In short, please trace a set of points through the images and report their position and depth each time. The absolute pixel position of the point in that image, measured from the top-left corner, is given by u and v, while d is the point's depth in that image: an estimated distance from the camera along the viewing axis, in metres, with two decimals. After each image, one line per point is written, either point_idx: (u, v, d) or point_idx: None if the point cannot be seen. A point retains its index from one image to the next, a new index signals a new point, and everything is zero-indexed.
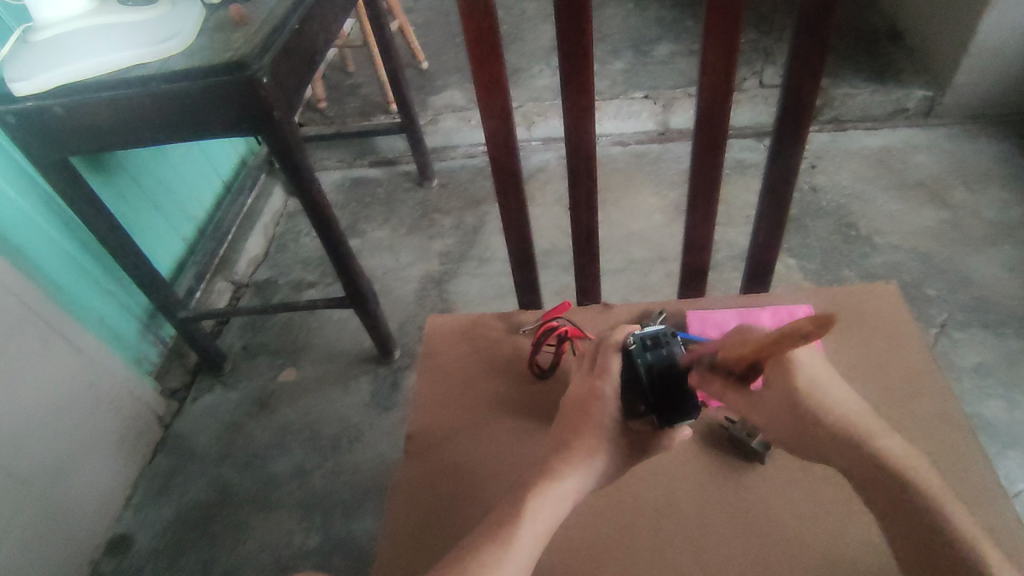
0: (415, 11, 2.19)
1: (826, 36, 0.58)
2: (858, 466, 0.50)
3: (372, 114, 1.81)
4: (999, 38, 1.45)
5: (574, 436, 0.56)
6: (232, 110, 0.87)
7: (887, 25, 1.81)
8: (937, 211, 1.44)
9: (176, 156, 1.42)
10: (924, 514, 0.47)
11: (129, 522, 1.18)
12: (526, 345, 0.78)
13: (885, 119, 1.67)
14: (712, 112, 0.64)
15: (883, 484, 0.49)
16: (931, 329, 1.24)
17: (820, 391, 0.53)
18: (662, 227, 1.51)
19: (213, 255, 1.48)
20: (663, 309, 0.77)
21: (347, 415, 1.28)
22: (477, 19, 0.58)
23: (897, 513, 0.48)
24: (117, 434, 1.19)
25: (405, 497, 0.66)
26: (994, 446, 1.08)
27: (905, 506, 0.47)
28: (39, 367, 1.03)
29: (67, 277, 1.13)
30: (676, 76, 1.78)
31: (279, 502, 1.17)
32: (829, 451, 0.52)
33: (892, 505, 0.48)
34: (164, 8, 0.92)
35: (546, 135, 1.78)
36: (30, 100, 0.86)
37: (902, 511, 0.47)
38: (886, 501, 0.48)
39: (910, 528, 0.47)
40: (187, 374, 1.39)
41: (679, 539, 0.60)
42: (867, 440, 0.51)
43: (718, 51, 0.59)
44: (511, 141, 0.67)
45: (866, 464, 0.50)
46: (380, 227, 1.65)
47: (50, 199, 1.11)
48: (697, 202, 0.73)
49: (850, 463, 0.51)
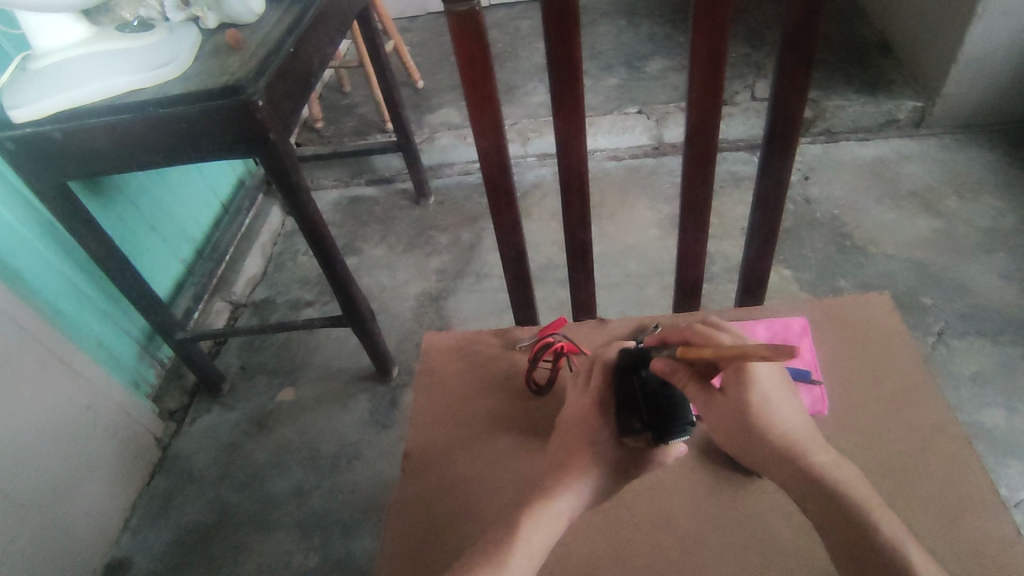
0: (410, 31, 2.22)
1: (810, 53, 0.59)
2: (801, 485, 0.51)
3: (368, 133, 1.83)
4: (986, 48, 1.48)
5: (568, 454, 0.56)
6: (229, 133, 0.88)
7: (876, 37, 1.84)
8: (931, 220, 1.45)
9: (174, 178, 1.43)
10: (856, 526, 0.48)
11: (127, 546, 1.17)
12: (522, 361, 0.78)
13: (877, 130, 1.69)
14: (700, 127, 0.65)
15: (791, 467, 0.52)
16: (927, 338, 1.24)
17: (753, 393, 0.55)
18: (658, 241, 1.52)
19: (212, 275, 1.49)
20: (658, 323, 0.77)
21: (346, 434, 1.28)
22: (468, 41, 0.58)
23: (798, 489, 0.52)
24: (115, 457, 1.18)
25: (403, 516, 0.66)
26: (994, 455, 1.08)
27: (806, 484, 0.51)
28: (37, 392, 1.03)
29: (65, 300, 1.13)
30: (668, 91, 1.80)
31: (277, 522, 1.17)
32: (771, 467, 0.54)
33: (799, 485, 0.51)
34: (161, 35, 0.94)
35: (541, 151, 1.80)
36: (29, 126, 0.87)
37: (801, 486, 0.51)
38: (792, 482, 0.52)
39: (816, 503, 0.50)
40: (185, 395, 1.38)
41: (674, 555, 0.59)
42: (769, 424, 0.54)
43: (706, 68, 0.60)
44: (503, 160, 0.68)
45: (773, 452, 0.53)
46: (377, 245, 1.66)
47: (49, 223, 1.11)
48: (689, 216, 0.74)
49: (791, 483, 0.52)
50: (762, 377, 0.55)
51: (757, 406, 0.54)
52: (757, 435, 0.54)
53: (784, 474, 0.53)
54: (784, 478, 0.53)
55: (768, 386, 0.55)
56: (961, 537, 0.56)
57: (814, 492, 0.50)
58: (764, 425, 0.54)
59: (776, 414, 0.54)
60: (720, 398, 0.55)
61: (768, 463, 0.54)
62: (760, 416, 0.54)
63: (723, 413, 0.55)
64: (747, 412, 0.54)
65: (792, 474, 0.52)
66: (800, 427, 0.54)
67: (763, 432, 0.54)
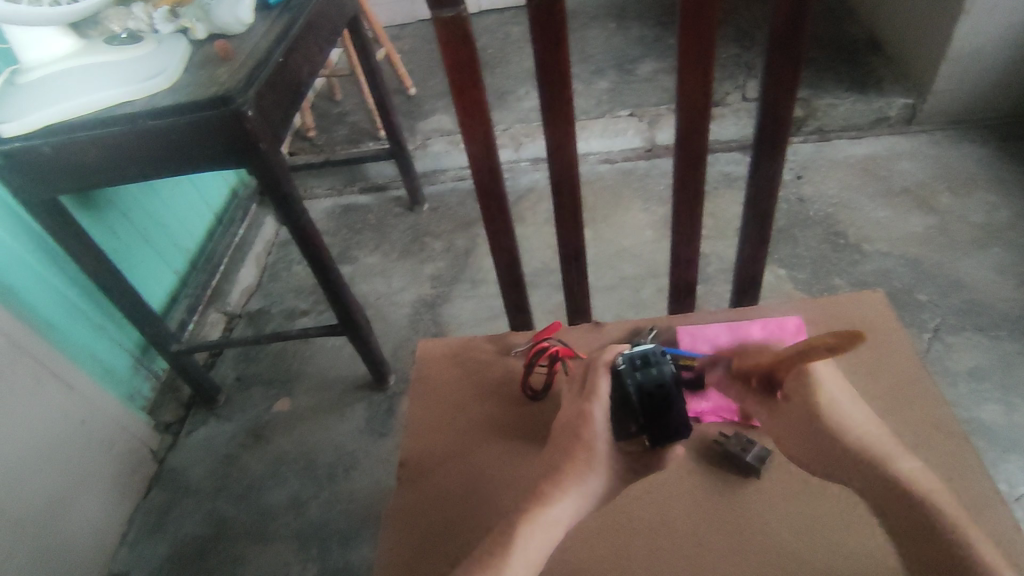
0: (401, 39, 2.22)
1: (797, 53, 0.59)
2: (879, 486, 0.54)
3: (361, 141, 1.83)
4: (975, 44, 1.48)
5: (564, 461, 0.56)
6: (219, 144, 0.88)
7: (865, 36, 1.85)
8: (924, 217, 1.46)
9: (167, 190, 1.43)
10: (929, 522, 0.50)
11: (124, 560, 1.16)
12: (517, 366, 0.78)
13: (868, 128, 1.69)
14: (690, 129, 0.65)
15: (870, 474, 0.54)
16: (923, 334, 1.24)
17: (829, 399, 0.59)
18: (652, 242, 1.52)
19: (206, 286, 1.50)
20: (653, 326, 0.76)
21: (343, 443, 1.27)
22: (455, 47, 0.58)
23: (879, 492, 0.54)
24: (111, 471, 1.17)
25: (399, 525, 0.65)
26: (992, 450, 1.07)
27: (887, 487, 0.53)
28: (31, 407, 1.02)
29: (58, 314, 1.12)
30: (660, 93, 1.80)
31: (275, 534, 1.16)
32: (841, 474, 0.56)
33: (879, 490, 0.53)
34: (150, 46, 0.94)
35: (534, 155, 1.80)
36: (17, 140, 0.86)
37: (881, 489, 0.53)
38: (870, 485, 0.54)
39: (901, 512, 0.52)
40: (180, 408, 1.37)
41: (673, 560, 0.59)
42: (848, 430, 0.57)
43: (694, 68, 0.60)
44: (494, 165, 0.68)
45: (852, 458, 0.55)
46: (372, 252, 1.65)
47: (40, 237, 1.10)
48: (682, 217, 0.74)
49: (870, 484, 0.54)
50: (831, 386, 0.60)
51: (824, 409, 0.58)
52: (823, 438, 0.57)
53: (863, 483, 0.54)
54: (867, 487, 0.54)
55: (833, 392, 0.59)
56: None
57: (893, 494, 0.53)
58: (828, 426, 0.57)
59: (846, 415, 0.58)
60: (782, 403, 0.59)
61: (839, 466, 0.56)
62: (834, 418, 0.57)
63: (788, 420, 0.59)
64: (815, 415, 0.58)
65: (873, 476, 0.54)
66: (872, 429, 0.57)
67: (839, 432, 0.57)
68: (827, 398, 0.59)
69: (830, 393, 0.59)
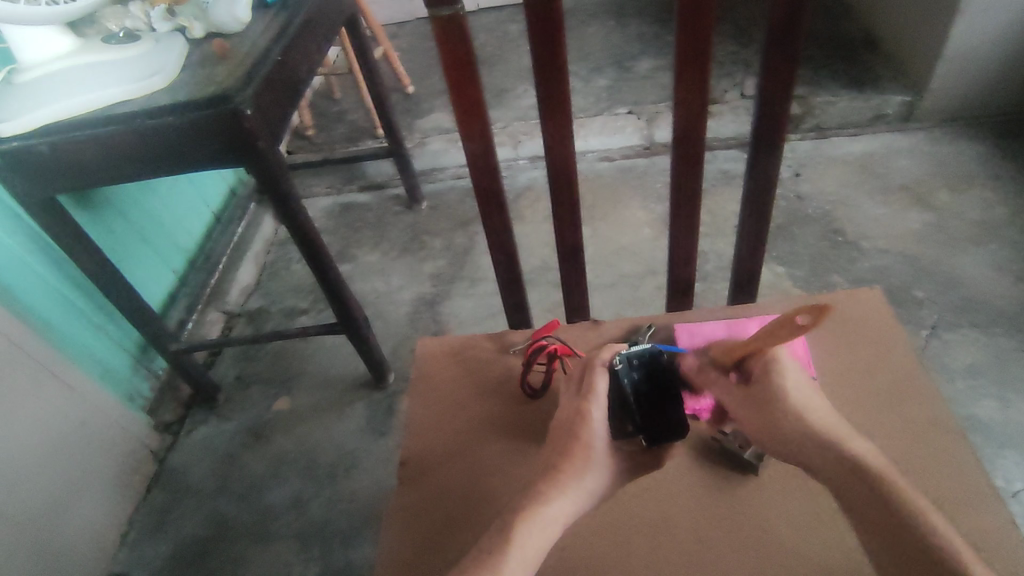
0: (399, 37, 2.22)
1: (794, 51, 0.59)
2: (839, 469, 0.53)
3: (359, 140, 1.82)
4: (972, 41, 1.48)
5: (563, 460, 0.56)
6: (217, 143, 0.88)
7: (863, 33, 1.85)
8: (922, 214, 1.46)
9: (165, 189, 1.43)
10: (882, 500, 0.50)
11: (125, 559, 1.16)
12: (516, 364, 0.78)
13: (866, 125, 1.69)
14: (687, 128, 0.65)
15: (829, 457, 0.54)
16: (921, 331, 1.25)
17: (785, 387, 0.59)
18: (651, 240, 1.52)
19: (204, 286, 1.49)
20: (651, 323, 0.77)
21: (343, 442, 1.27)
22: (453, 46, 0.58)
23: (853, 490, 0.51)
24: (111, 470, 1.18)
25: (400, 524, 0.66)
26: (990, 446, 1.08)
27: (851, 475, 0.52)
28: (31, 407, 1.02)
29: (57, 314, 1.12)
30: (658, 91, 1.80)
31: (276, 533, 1.16)
32: (803, 458, 0.55)
33: (845, 478, 0.52)
34: (148, 45, 0.94)
35: (532, 153, 1.80)
36: (16, 140, 0.86)
37: (856, 488, 0.51)
38: (832, 471, 0.53)
39: (868, 502, 0.50)
40: (180, 407, 1.37)
41: (673, 557, 0.59)
42: (804, 414, 0.57)
43: (692, 65, 0.60)
44: (493, 163, 0.68)
45: (813, 445, 0.55)
46: (370, 251, 1.65)
47: (39, 237, 1.10)
48: (680, 215, 0.74)
49: (830, 467, 0.53)
50: (793, 375, 0.60)
51: (791, 395, 0.59)
52: (786, 422, 0.57)
53: (824, 468, 0.54)
54: (833, 478, 0.53)
55: (796, 383, 0.60)
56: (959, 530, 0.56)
57: (857, 479, 0.52)
58: (791, 410, 0.58)
59: (804, 399, 0.59)
60: (754, 391, 0.60)
61: (795, 451, 0.56)
62: (797, 404, 0.58)
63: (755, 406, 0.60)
64: (777, 400, 0.59)
65: (832, 462, 0.53)
66: (832, 418, 0.57)
67: (790, 414, 0.57)
68: (785, 387, 0.59)
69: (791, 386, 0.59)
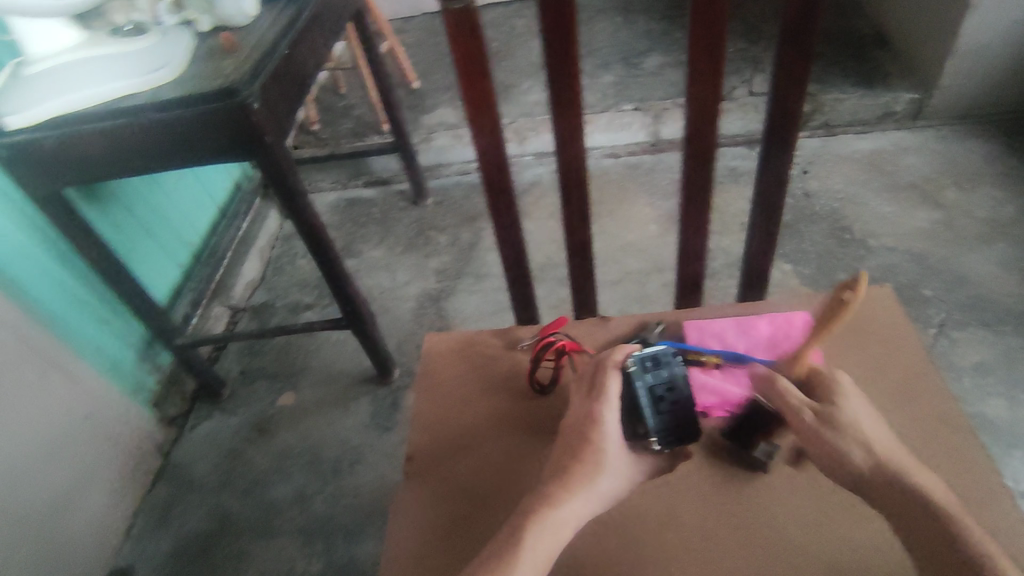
0: (405, 32, 2.21)
1: (809, 45, 0.59)
2: (898, 502, 0.49)
3: (365, 135, 1.82)
4: (984, 37, 1.47)
5: (572, 459, 0.56)
6: (224, 137, 0.88)
7: (872, 29, 1.83)
8: (931, 212, 1.45)
9: (170, 184, 1.42)
10: (951, 536, 0.46)
11: (129, 553, 1.16)
12: (524, 361, 0.77)
13: (875, 122, 1.68)
14: (699, 124, 0.64)
15: (889, 485, 0.49)
16: (928, 330, 1.24)
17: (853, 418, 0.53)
18: (657, 237, 1.52)
19: (210, 280, 1.49)
20: (660, 320, 0.76)
21: (347, 437, 1.27)
22: (464, 39, 0.58)
23: (901, 505, 0.49)
24: (115, 465, 1.18)
25: (406, 520, 0.65)
26: (999, 446, 1.07)
27: (905, 497, 0.49)
28: (36, 401, 1.02)
29: (63, 307, 1.12)
30: (665, 87, 1.79)
31: (280, 528, 1.16)
32: (855, 482, 0.51)
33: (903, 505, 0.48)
34: (155, 38, 0.93)
35: (538, 149, 1.79)
36: (23, 133, 0.86)
37: (907, 505, 0.48)
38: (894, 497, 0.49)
39: (920, 525, 0.47)
40: (185, 402, 1.37)
41: (681, 554, 0.59)
42: (858, 442, 0.52)
43: (705, 60, 0.59)
44: (502, 159, 0.67)
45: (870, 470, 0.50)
46: (375, 247, 1.65)
47: (44, 231, 1.10)
48: (690, 212, 0.73)
49: (895, 498, 0.49)
50: (864, 412, 0.54)
51: (857, 424, 0.53)
52: (848, 449, 0.52)
53: (886, 495, 0.49)
54: (888, 501, 0.49)
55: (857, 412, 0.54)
56: None
57: (913, 506, 0.48)
58: (849, 438, 0.52)
59: (872, 433, 0.52)
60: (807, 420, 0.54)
61: (844, 475, 0.51)
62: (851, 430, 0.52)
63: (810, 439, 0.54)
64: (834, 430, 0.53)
65: (891, 489, 0.49)
66: (893, 447, 0.52)
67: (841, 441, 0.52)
68: (852, 416, 0.53)
69: (862, 418, 0.53)
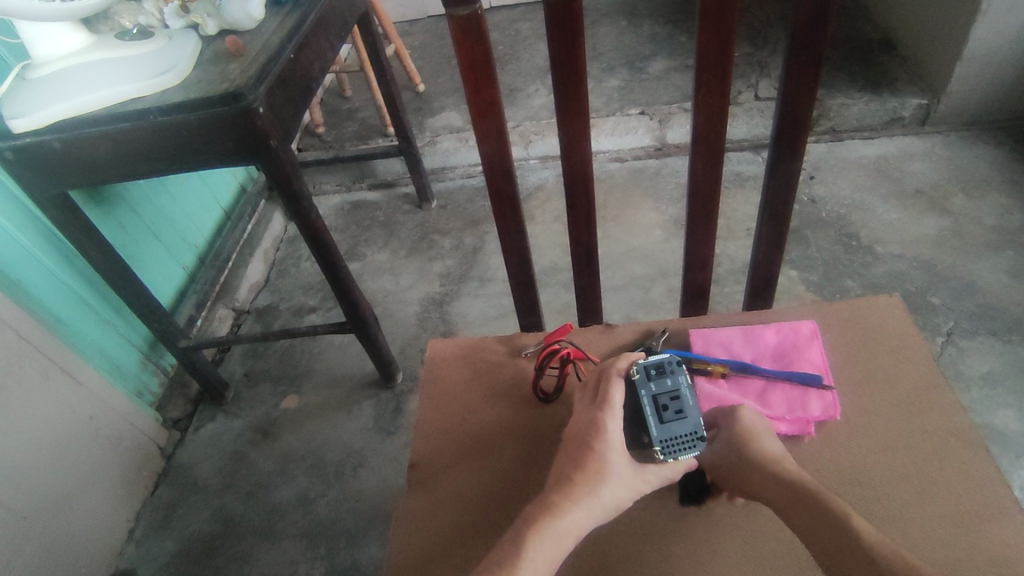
0: (411, 35, 2.22)
1: (819, 53, 0.58)
2: (783, 493, 0.55)
3: (369, 138, 1.82)
4: (993, 43, 1.46)
5: (575, 470, 0.55)
6: (229, 141, 0.88)
7: (880, 34, 1.82)
8: (938, 218, 1.44)
9: (176, 186, 1.43)
10: (827, 514, 0.52)
11: (132, 556, 1.16)
12: (528, 368, 0.77)
13: (882, 128, 1.67)
14: (707, 131, 0.64)
15: (778, 483, 0.56)
16: (936, 338, 1.23)
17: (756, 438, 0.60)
18: (662, 242, 1.51)
19: (214, 282, 1.48)
20: (665, 328, 0.76)
21: (350, 441, 1.27)
22: (470, 45, 0.57)
23: (785, 497, 0.55)
24: (118, 467, 1.18)
25: (409, 528, 0.65)
26: (1007, 457, 1.06)
27: (785, 489, 0.55)
28: (40, 403, 1.02)
29: (66, 309, 1.13)
30: (671, 91, 1.79)
31: (282, 531, 1.16)
32: (756, 485, 0.57)
33: (784, 498, 0.55)
34: (161, 42, 0.93)
35: (543, 153, 1.79)
36: (28, 136, 0.86)
37: (788, 496, 0.54)
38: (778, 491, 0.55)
39: (800, 512, 0.53)
40: (188, 404, 1.37)
41: (687, 568, 0.58)
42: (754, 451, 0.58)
43: (713, 68, 0.59)
44: (508, 165, 0.67)
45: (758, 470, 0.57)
46: (380, 250, 1.65)
47: (49, 233, 1.10)
48: (697, 219, 0.73)
49: (779, 491, 0.55)
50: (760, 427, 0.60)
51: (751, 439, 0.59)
52: (751, 460, 0.58)
53: (774, 493, 0.56)
54: (777, 497, 0.55)
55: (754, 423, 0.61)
56: (979, 546, 0.55)
57: (796, 499, 0.54)
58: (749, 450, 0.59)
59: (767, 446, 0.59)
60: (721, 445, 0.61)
61: (749, 482, 0.58)
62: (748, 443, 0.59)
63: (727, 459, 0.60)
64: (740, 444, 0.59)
65: (774, 482, 0.56)
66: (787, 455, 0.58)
67: (747, 455, 0.58)
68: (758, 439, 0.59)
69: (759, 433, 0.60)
